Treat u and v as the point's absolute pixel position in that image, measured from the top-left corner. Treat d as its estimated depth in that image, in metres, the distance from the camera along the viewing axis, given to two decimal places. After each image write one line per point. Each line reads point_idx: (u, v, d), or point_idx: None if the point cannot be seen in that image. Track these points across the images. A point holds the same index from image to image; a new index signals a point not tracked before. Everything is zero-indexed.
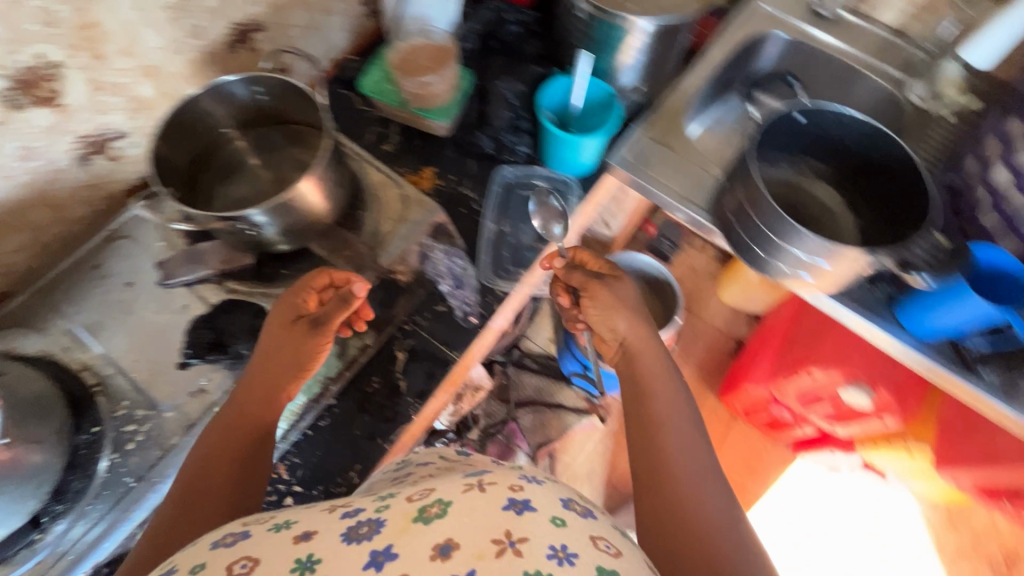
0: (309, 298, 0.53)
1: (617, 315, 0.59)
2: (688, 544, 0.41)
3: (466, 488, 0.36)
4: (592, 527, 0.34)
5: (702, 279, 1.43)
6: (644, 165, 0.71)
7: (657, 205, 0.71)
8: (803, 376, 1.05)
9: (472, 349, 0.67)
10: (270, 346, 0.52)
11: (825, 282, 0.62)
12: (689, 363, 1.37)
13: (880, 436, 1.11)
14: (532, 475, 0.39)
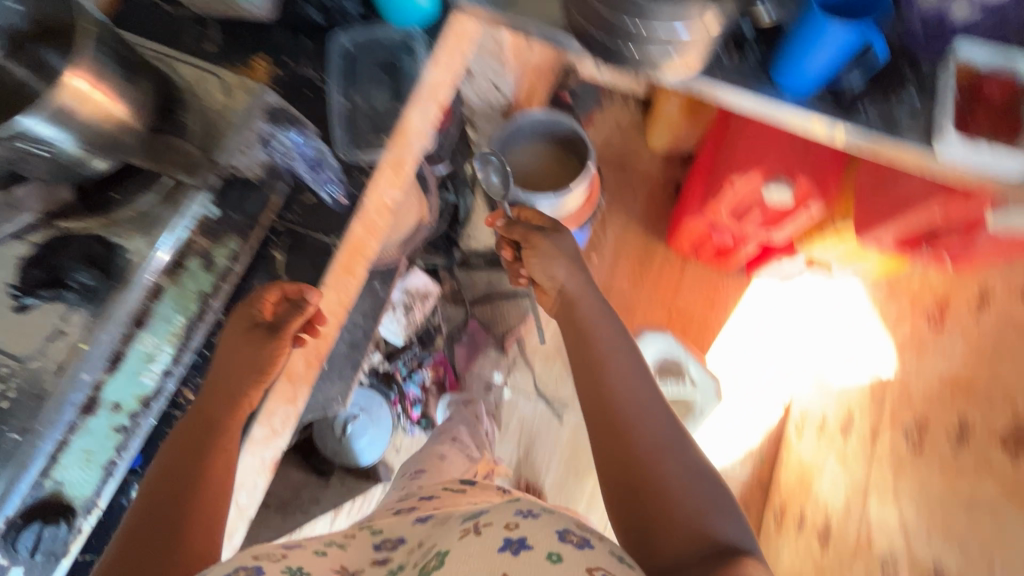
0: (263, 307, 0.59)
1: (555, 264, 0.80)
2: (635, 466, 0.61)
3: (463, 537, 0.51)
4: (586, 557, 0.46)
5: (629, 133, 1.56)
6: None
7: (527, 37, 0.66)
8: (728, 190, 1.04)
9: (355, 231, 0.66)
10: (227, 349, 0.57)
11: (691, 61, 0.60)
12: (634, 221, 1.50)
13: (813, 227, 1.08)
14: (530, 514, 0.53)
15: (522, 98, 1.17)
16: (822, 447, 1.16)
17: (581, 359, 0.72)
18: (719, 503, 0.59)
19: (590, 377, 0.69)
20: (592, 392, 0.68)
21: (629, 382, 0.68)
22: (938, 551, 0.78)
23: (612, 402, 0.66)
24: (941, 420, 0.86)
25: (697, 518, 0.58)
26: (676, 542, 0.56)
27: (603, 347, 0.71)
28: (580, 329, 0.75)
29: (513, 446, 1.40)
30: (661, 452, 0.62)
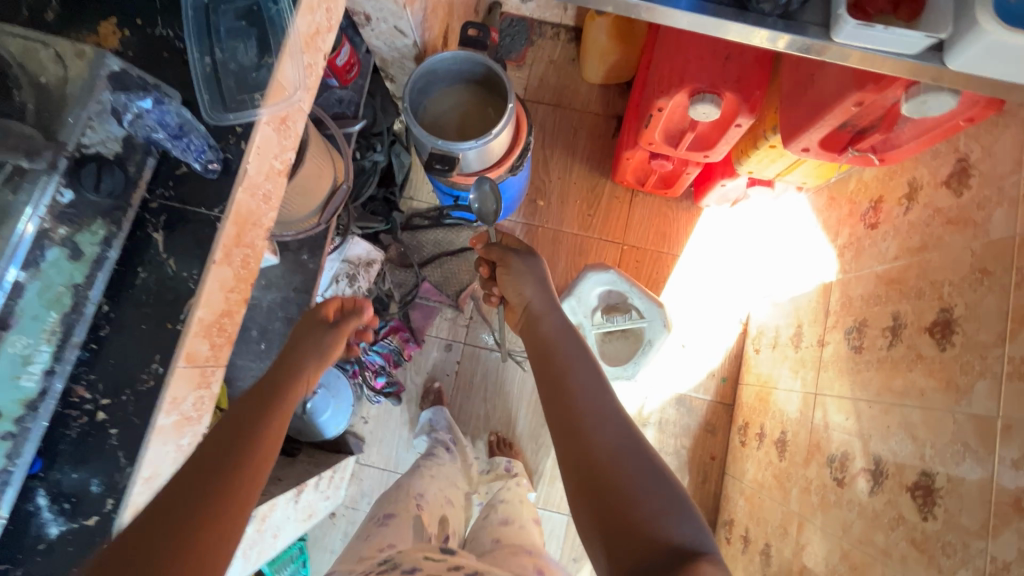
0: (329, 308, 0.76)
1: (524, 280, 0.96)
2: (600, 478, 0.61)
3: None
4: None
5: (564, 68, 1.49)
6: None
7: None
8: (656, 113, 1.00)
9: (241, 199, 0.62)
10: (300, 335, 0.72)
11: None
12: (578, 160, 1.46)
13: (749, 142, 1.04)
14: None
15: (435, 43, 1.11)
16: (776, 360, 1.18)
17: (549, 366, 0.76)
18: (675, 500, 0.59)
19: (553, 382, 0.73)
20: (555, 395, 0.72)
21: (583, 385, 0.71)
22: (877, 447, 0.80)
23: (570, 402, 0.69)
24: (875, 322, 0.86)
25: (655, 518, 0.57)
26: (634, 543, 0.56)
27: (568, 355, 0.76)
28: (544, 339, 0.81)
29: (482, 400, 1.37)
30: (617, 451, 0.63)
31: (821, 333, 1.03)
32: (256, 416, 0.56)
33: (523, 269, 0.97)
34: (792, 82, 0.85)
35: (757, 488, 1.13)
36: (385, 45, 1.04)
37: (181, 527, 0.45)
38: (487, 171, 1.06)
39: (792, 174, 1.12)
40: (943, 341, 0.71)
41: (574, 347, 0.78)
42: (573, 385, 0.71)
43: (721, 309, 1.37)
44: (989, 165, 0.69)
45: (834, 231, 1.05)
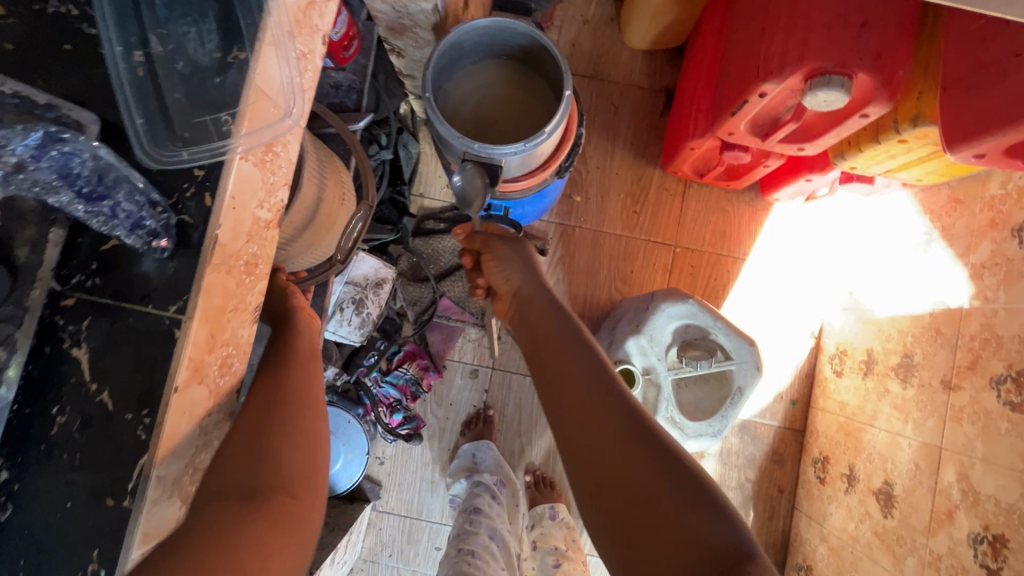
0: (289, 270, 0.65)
1: (510, 267, 0.82)
2: (608, 481, 0.53)
3: None
4: None
5: (600, 30, 1.23)
6: None
7: None
8: (753, 99, 0.78)
9: (213, 281, 0.39)
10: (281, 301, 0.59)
11: None
12: (620, 145, 1.22)
13: (865, 132, 0.81)
14: None
15: (457, 4, 0.85)
16: (869, 391, 1.00)
17: (547, 354, 0.69)
18: (695, 489, 0.50)
19: (551, 373, 0.66)
20: (557, 386, 0.64)
21: (583, 372, 0.63)
22: None
23: (573, 394, 0.62)
24: None
25: (680, 516, 0.48)
26: (661, 551, 0.47)
27: (563, 336, 0.69)
28: (539, 326, 0.73)
29: (516, 431, 1.18)
30: (627, 442, 0.55)
31: (945, 373, 0.84)
32: (297, 375, 0.50)
33: (509, 255, 0.83)
34: (969, 55, 0.62)
35: (848, 540, 0.97)
36: (394, 11, 0.78)
37: (246, 476, 0.42)
38: (530, 176, 0.83)
39: (902, 174, 0.89)
40: None
41: (568, 328, 0.70)
42: (574, 371, 0.64)
43: (787, 322, 1.18)
44: None
45: (961, 242, 0.85)
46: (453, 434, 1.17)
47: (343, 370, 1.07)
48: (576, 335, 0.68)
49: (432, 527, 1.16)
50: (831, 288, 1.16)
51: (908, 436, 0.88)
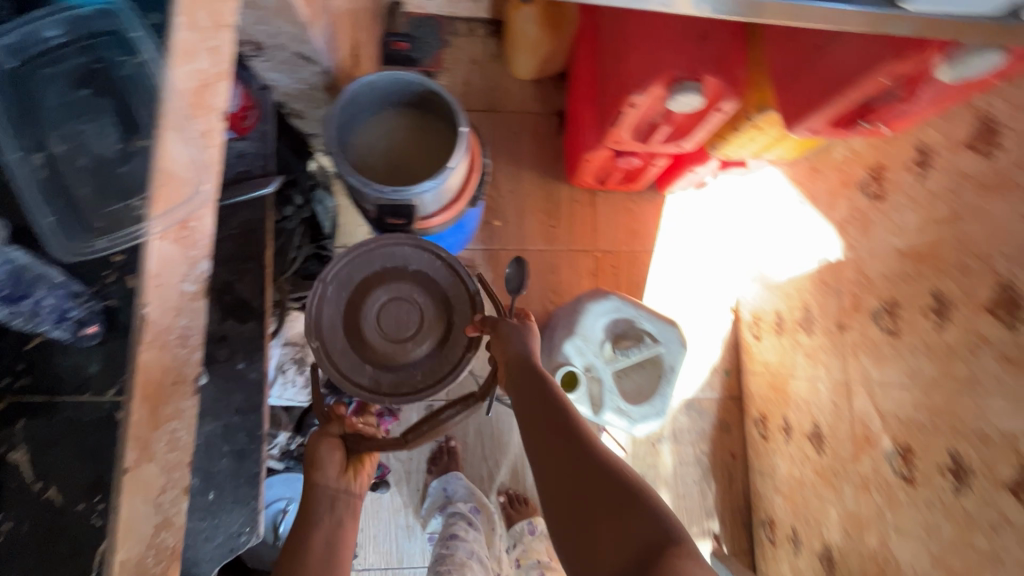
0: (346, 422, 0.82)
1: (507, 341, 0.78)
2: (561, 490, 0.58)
3: None
4: None
5: (489, 67, 1.32)
6: None
7: None
8: (628, 110, 0.87)
9: (149, 359, 0.41)
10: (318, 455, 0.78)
11: None
12: (527, 168, 1.30)
13: (728, 125, 0.93)
14: None
15: (347, 64, 0.90)
16: (785, 347, 1.11)
17: (507, 386, 0.74)
18: (630, 493, 0.54)
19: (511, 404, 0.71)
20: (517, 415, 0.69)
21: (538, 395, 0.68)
22: (947, 441, 0.74)
23: (530, 416, 0.67)
24: (909, 301, 0.80)
25: (618, 519, 0.53)
26: (603, 554, 0.51)
27: (519, 364, 0.73)
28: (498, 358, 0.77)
29: (482, 458, 1.20)
30: (578, 461, 0.59)
31: (837, 316, 0.96)
32: None
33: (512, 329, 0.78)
34: (787, 53, 0.75)
35: (797, 485, 1.07)
36: (286, 78, 0.82)
37: None
38: (446, 211, 0.87)
39: (768, 154, 1.03)
40: (1011, 320, 0.65)
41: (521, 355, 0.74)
42: (530, 394, 0.68)
43: (705, 301, 1.28)
44: None
45: (823, 203, 0.99)
46: (421, 473, 1.17)
47: (296, 433, 1.04)
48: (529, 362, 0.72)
49: (416, 572, 1.14)
50: (734, 264, 1.29)
51: (822, 379, 0.99)
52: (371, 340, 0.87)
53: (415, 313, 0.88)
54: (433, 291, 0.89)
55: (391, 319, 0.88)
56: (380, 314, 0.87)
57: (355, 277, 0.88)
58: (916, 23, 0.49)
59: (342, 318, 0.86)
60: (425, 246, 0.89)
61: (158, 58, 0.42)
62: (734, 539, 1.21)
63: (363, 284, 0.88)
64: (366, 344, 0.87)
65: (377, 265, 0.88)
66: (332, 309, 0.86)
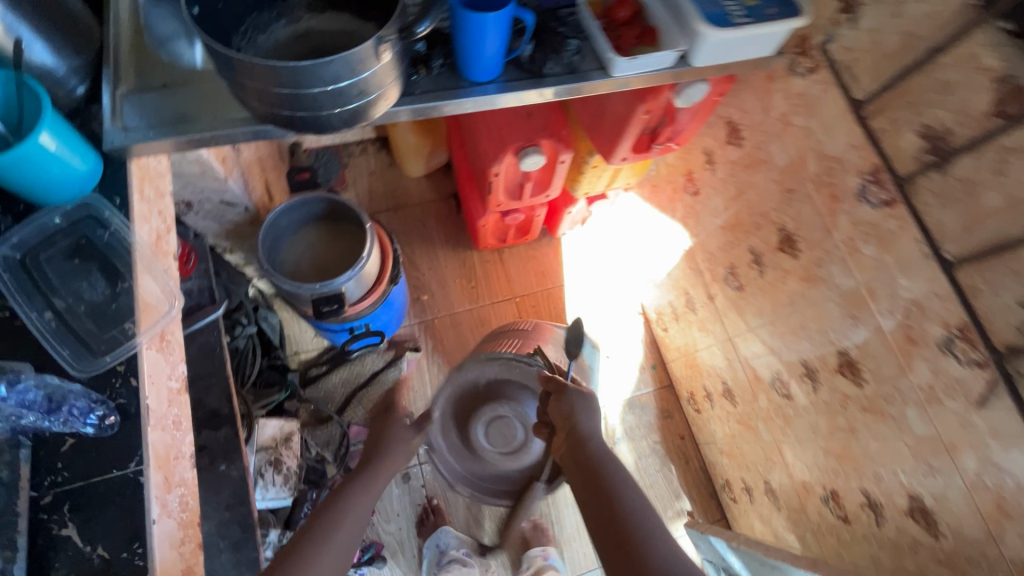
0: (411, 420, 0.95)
1: (576, 416, 0.84)
2: None
3: None
4: None
5: (385, 173, 1.56)
6: (187, 122, 0.63)
7: (234, 143, 0.65)
8: (494, 180, 1.11)
9: (155, 438, 0.54)
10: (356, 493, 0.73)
11: (390, 83, 0.61)
12: (439, 244, 1.52)
13: (575, 170, 1.19)
14: None
15: (262, 200, 1.10)
16: (684, 329, 1.32)
17: (580, 487, 0.76)
18: None
19: (582, 494, 0.75)
20: (601, 518, 0.70)
21: (633, 509, 0.69)
22: (796, 353, 0.94)
23: (621, 537, 0.67)
24: (740, 261, 1.04)
25: None
26: None
27: (611, 470, 0.75)
28: (591, 463, 0.77)
29: (464, 504, 1.29)
30: (636, 543, 0.65)
31: (706, 289, 1.18)
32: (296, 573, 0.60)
33: (584, 400, 0.86)
34: (586, 113, 1.02)
35: (731, 440, 1.23)
36: (215, 222, 1.00)
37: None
38: (371, 293, 1.05)
39: (616, 184, 1.29)
40: (793, 251, 0.88)
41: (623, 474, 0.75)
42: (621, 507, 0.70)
43: (619, 313, 1.49)
44: (752, 118, 0.90)
45: (669, 208, 1.25)
46: (411, 539, 1.24)
47: (284, 528, 1.11)
48: (594, 439, 0.80)
49: None
50: (626, 276, 1.51)
51: (714, 343, 1.20)
52: (489, 460, 1.07)
53: (512, 426, 1.06)
54: (519, 398, 1.06)
55: (496, 431, 1.07)
56: (486, 438, 1.06)
57: (455, 407, 1.10)
58: (635, 80, 0.73)
59: (459, 447, 1.09)
60: (492, 361, 1.08)
61: (124, 223, 0.60)
62: (706, 510, 1.34)
63: (465, 416, 1.09)
64: (488, 466, 1.08)
65: (470, 395, 1.09)
66: (456, 454, 1.10)
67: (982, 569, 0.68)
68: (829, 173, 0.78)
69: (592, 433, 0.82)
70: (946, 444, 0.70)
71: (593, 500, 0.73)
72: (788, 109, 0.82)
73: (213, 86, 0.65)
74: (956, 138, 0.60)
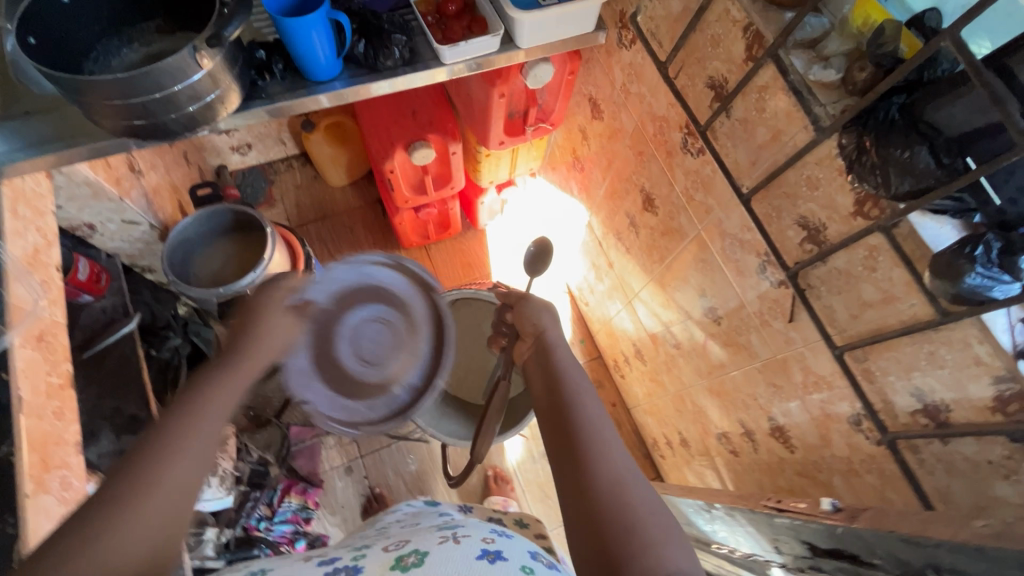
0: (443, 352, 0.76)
1: (541, 311, 0.69)
2: (593, 528, 0.45)
3: (440, 540, 0.54)
4: (528, 549, 0.55)
5: (311, 186, 1.63)
6: (48, 142, 0.72)
7: (94, 155, 0.74)
8: (391, 176, 1.18)
9: (29, 425, 0.59)
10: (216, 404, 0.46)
11: (226, 86, 0.68)
12: (367, 248, 1.58)
13: (472, 158, 1.26)
14: (500, 531, 0.59)
15: (171, 218, 1.15)
16: (598, 299, 1.39)
17: (541, 387, 0.59)
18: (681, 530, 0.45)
19: (539, 398, 0.58)
20: (552, 425, 0.54)
21: (597, 413, 0.54)
22: (675, 306, 1.01)
23: (567, 445, 0.51)
24: (622, 226, 1.11)
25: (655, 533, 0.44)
26: None
27: (575, 372, 0.59)
28: (557, 371, 0.60)
29: (407, 490, 1.35)
30: (582, 455, 0.50)
31: (606, 257, 1.25)
32: (115, 525, 0.38)
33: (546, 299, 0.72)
34: (462, 102, 1.09)
35: (650, 400, 1.29)
36: (124, 242, 1.06)
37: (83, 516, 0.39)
38: None
39: (520, 167, 1.37)
40: (654, 209, 0.96)
41: (585, 379, 0.58)
42: (591, 412, 0.54)
43: (546, 293, 1.54)
44: (605, 92, 0.98)
45: (569, 186, 1.33)
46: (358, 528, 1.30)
47: (224, 527, 1.11)
48: (561, 345, 0.64)
49: None
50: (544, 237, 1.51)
51: (622, 308, 1.26)
52: (372, 377, 0.78)
53: (378, 321, 0.78)
54: (354, 291, 0.79)
55: (367, 339, 0.77)
56: (357, 349, 0.76)
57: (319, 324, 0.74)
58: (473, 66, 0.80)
59: (323, 369, 0.75)
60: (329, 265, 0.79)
61: None
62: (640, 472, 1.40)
63: (323, 344, 0.75)
64: (376, 394, 0.78)
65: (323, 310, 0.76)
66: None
67: (825, 472, 0.75)
68: (662, 132, 0.85)
69: (562, 341, 0.66)
70: (780, 362, 0.76)
71: (547, 409, 0.56)
72: (624, 79, 0.89)
73: (70, 110, 0.74)
74: (730, 84, 0.67)
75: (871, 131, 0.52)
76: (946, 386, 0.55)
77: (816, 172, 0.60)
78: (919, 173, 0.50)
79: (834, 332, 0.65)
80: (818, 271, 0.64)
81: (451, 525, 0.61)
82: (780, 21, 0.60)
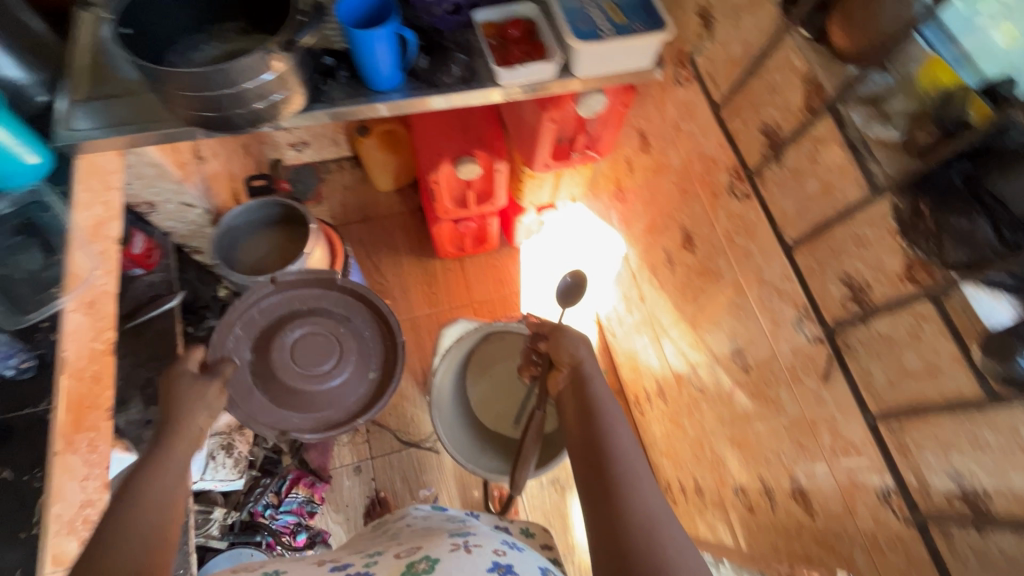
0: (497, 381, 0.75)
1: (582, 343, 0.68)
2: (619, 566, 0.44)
3: (452, 548, 0.53)
4: (538, 562, 0.55)
5: (358, 187, 1.68)
6: (121, 121, 0.76)
7: (161, 138, 0.77)
8: (435, 186, 1.20)
9: (68, 385, 0.63)
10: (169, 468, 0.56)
11: (291, 88, 0.71)
12: (403, 253, 1.61)
13: (516, 177, 1.28)
14: (510, 542, 0.58)
15: (224, 205, 1.21)
16: (626, 331, 1.37)
17: (576, 419, 0.59)
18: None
19: (572, 429, 0.58)
20: (584, 459, 0.54)
21: (630, 446, 0.53)
22: (703, 349, 0.99)
23: (599, 481, 0.50)
24: (658, 261, 1.10)
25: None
26: None
27: (612, 405, 0.58)
28: (592, 403, 0.59)
29: (412, 498, 1.35)
30: (613, 491, 0.49)
31: (638, 289, 1.24)
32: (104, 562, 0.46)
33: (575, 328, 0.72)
34: (513, 122, 1.11)
35: (667, 440, 1.26)
36: (178, 223, 1.12)
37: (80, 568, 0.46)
38: None
39: (562, 192, 1.38)
40: (692, 248, 0.94)
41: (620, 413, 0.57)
42: (623, 445, 0.53)
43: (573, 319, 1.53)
44: (655, 127, 0.98)
45: (609, 216, 1.32)
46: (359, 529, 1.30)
47: (230, 509, 1.18)
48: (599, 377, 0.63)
49: None
50: None
51: (648, 343, 1.24)
52: (324, 374, 0.88)
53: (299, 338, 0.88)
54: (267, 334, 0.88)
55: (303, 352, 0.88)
56: (301, 364, 0.87)
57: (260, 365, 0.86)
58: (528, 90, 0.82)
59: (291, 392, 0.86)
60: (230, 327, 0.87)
61: (63, 209, 0.71)
62: None
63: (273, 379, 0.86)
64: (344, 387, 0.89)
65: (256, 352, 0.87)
66: (459, 420, 1.00)
67: (846, 543, 0.71)
68: (709, 173, 0.84)
69: (600, 376, 0.65)
70: (808, 423, 0.73)
71: (580, 442, 0.56)
72: (677, 116, 0.89)
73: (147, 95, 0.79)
74: (784, 132, 0.66)
75: (928, 195, 0.52)
76: (988, 472, 0.52)
77: (865, 231, 0.58)
78: (975, 244, 0.48)
79: (869, 399, 0.62)
80: (859, 333, 0.62)
81: (463, 532, 0.60)
82: (842, 74, 0.59)
